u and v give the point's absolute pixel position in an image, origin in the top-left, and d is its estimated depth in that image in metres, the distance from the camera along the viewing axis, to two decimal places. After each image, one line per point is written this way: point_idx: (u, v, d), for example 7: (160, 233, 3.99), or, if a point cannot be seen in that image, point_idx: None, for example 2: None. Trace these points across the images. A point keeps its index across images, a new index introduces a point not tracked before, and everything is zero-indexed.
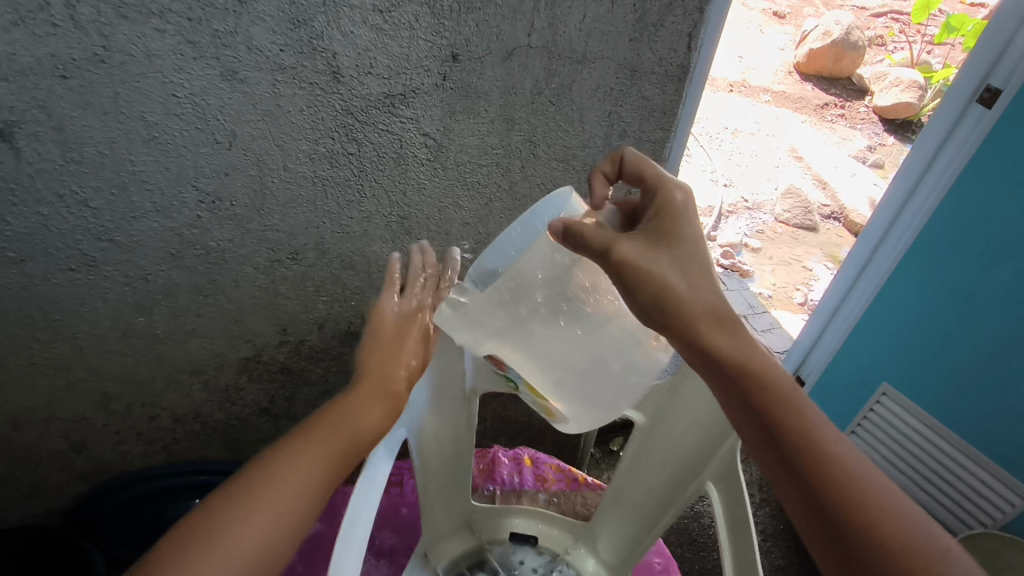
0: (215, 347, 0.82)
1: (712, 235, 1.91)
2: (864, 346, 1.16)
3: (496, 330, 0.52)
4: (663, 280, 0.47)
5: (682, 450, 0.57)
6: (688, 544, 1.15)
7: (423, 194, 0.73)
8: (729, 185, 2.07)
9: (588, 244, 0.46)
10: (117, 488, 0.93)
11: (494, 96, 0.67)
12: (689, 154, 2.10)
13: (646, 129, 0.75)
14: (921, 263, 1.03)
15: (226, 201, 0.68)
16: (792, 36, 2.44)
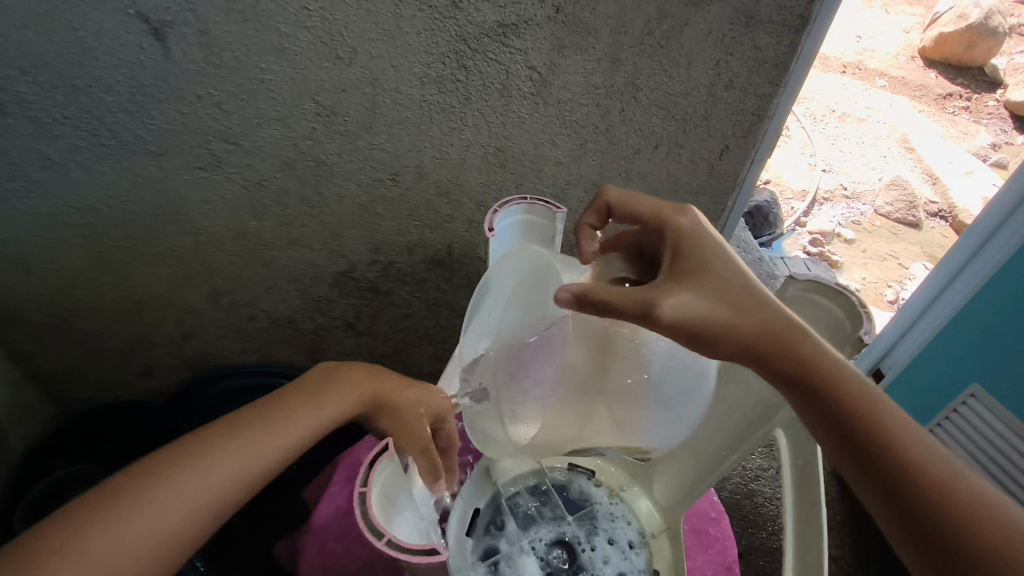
0: (313, 258, 0.88)
1: (802, 221, 1.89)
2: (960, 344, 1.10)
3: (571, 432, 0.55)
4: (711, 315, 0.46)
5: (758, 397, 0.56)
6: (737, 517, 1.15)
7: (522, 128, 0.75)
8: (827, 171, 2.02)
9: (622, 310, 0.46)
10: (217, 378, 1.03)
11: (604, 34, 0.68)
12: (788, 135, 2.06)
13: (754, 81, 0.73)
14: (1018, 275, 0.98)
15: (340, 116, 0.72)
16: (922, 18, 2.14)
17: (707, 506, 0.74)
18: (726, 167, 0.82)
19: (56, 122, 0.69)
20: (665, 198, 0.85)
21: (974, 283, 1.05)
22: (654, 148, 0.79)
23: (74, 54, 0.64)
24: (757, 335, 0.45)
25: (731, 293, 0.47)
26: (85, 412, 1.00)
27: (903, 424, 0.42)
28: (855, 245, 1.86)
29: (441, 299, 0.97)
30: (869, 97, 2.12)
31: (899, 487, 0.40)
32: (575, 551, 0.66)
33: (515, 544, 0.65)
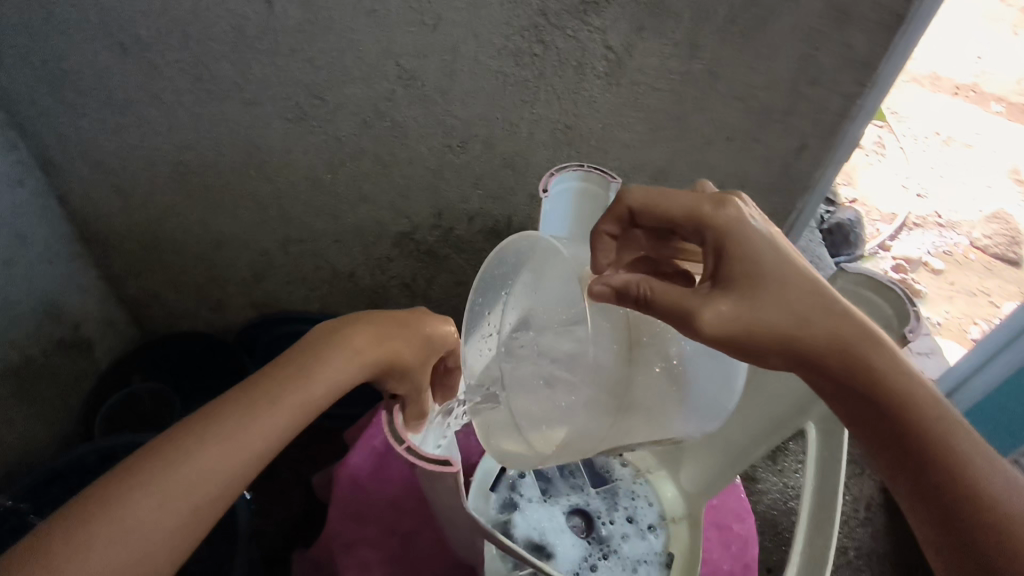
0: (380, 216, 0.93)
1: (886, 245, 1.76)
2: None
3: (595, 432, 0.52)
4: (769, 321, 0.42)
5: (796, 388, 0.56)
6: (770, 532, 1.13)
7: (593, 107, 0.76)
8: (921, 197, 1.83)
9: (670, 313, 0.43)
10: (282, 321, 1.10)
11: (686, 18, 0.67)
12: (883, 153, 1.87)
13: (840, 80, 0.70)
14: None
15: (419, 80, 0.75)
16: None
17: (732, 501, 0.74)
18: (801, 167, 0.80)
19: (167, 64, 0.76)
20: (732, 192, 0.84)
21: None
22: (726, 140, 0.78)
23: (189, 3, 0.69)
24: (823, 348, 0.42)
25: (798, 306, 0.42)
26: (165, 336, 1.10)
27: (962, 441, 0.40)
28: (942, 276, 1.78)
29: None
30: (983, 121, 1.88)
31: (957, 514, 0.39)
32: (592, 521, 0.69)
33: (535, 506, 0.68)
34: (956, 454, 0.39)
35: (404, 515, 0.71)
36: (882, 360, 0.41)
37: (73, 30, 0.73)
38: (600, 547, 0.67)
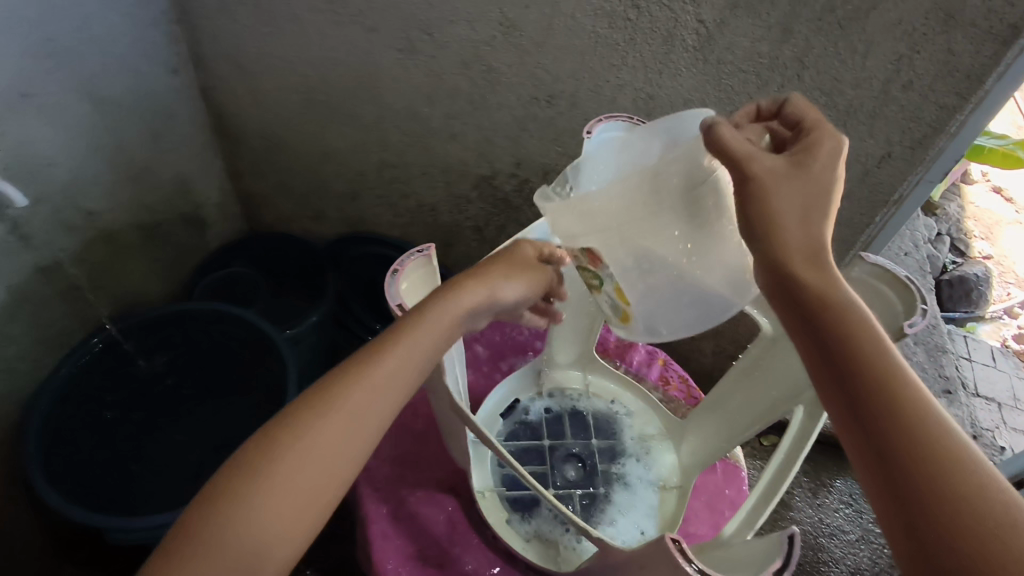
0: (465, 155, 0.99)
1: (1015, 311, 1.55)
2: None
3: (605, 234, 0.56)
4: (801, 193, 0.45)
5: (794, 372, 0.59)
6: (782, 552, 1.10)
7: (677, 82, 0.78)
8: None
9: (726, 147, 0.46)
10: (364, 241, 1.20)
11: (782, 2, 0.67)
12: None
13: (937, 89, 0.67)
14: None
15: (518, 30, 0.80)
16: None
17: (725, 489, 0.74)
18: (881, 176, 0.77)
19: None
20: None
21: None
22: None
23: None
24: (787, 259, 0.45)
25: (809, 152, 0.46)
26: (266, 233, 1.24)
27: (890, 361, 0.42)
28: None
29: None
30: None
31: (878, 433, 0.40)
32: (591, 467, 0.72)
33: (541, 438, 0.73)
34: (890, 373, 0.42)
35: (419, 416, 0.77)
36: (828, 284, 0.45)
37: None
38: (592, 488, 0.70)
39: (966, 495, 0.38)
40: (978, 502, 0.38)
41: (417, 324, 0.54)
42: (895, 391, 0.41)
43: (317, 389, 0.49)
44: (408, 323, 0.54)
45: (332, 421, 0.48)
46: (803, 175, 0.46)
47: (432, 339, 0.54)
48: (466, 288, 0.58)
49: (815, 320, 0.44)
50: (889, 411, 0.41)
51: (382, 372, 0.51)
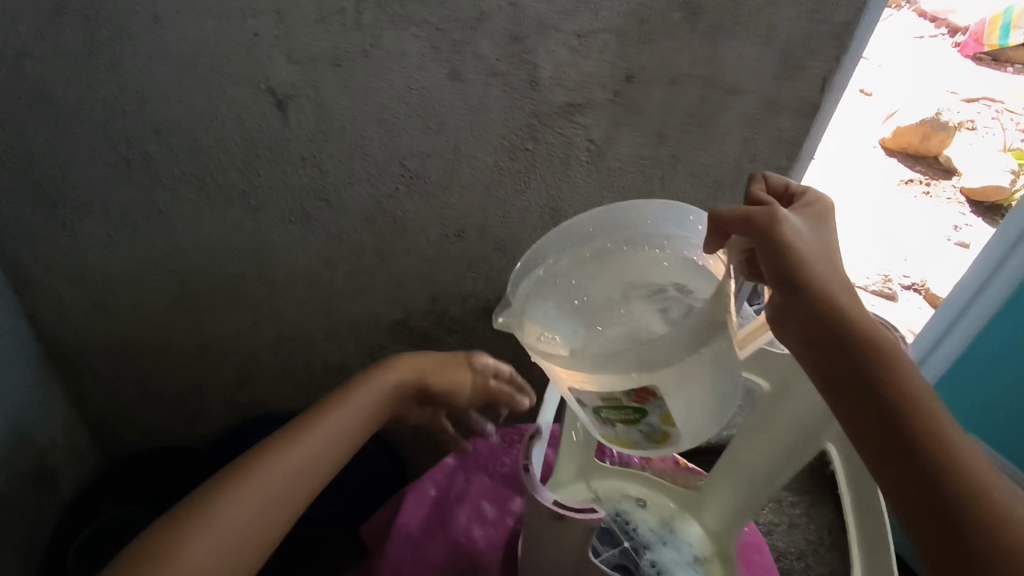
0: (375, 306, 0.96)
1: None
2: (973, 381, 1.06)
3: (575, 260, 0.59)
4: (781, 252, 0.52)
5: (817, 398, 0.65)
6: None
7: (577, 192, 0.87)
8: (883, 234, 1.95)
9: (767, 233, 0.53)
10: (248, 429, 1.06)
11: (653, 115, 0.80)
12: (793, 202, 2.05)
13: (774, 156, 0.85)
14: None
15: (421, 177, 0.82)
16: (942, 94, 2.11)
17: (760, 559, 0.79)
18: None
19: (173, 177, 0.77)
20: None
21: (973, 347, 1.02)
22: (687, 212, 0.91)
23: (202, 110, 0.72)
24: (838, 307, 0.51)
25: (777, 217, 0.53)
26: (122, 465, 1.05)
27: (960, 437, 0.45)
28: None
29: (486, 347, 1.04)
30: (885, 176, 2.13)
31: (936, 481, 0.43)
32: (636, 560, 0.76)
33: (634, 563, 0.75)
34: (957, 444, 0.44)
35: None
36: (940, 425, 0.45)
37: (77, 144, 0.74)
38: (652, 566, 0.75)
39: (955, 459, 0.44)
40: (973, 462, 0.44)
41: (314, 419, 0.57)
42: (937, 433, 0.45)
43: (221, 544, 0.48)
44: (286, 438, 0.54)
45: (306, 444, 0.55)
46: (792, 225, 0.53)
47: (337, 432, 0.57)
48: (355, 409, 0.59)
49: (880, 367, 0.48)
50: (950, 455, 0.44)
51: (327, 456, 0.55)
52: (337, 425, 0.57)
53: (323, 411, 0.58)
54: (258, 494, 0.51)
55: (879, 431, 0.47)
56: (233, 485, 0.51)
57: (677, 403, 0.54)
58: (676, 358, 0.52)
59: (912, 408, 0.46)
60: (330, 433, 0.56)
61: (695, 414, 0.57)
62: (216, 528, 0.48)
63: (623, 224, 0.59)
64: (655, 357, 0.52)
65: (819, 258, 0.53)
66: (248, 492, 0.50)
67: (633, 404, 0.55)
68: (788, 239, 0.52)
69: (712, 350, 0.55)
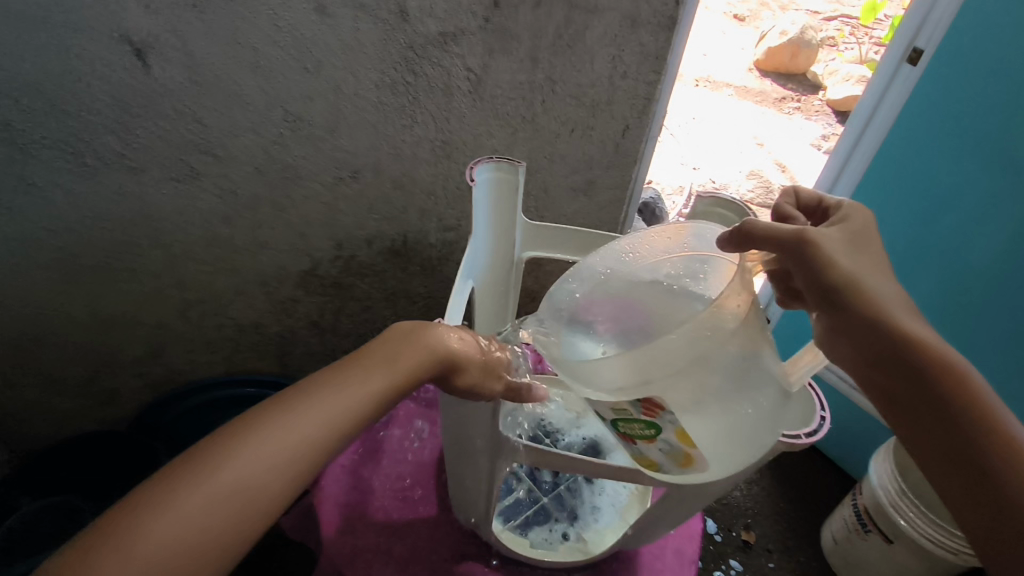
0: (281, 259, 0.97)
1: (722, 187, 1.97)
2: None
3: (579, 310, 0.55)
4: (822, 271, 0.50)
5: None
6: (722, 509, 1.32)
7: (463, 122, 0.90)
8: (760, 146, 2.13)
9: (775, 242, 0.51)
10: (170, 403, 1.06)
11: (524, 39, 0.83)
12: (678, 125, 2.19)
13: (642, 72, 0.90)
14: (893, 173, 1.16)
15: (306, 121, 0.82)
16: (801, 12, 2.26)
17: None
18: (626, 144, 0.99)
19: (38, 145, 0.74)
20: (583, 174, 1.02)
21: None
22: (571, 132, 0.96)
23: (58, 69, 0.69)
24: (883, 318, 0.49)
25: (805, 236, 0.51)
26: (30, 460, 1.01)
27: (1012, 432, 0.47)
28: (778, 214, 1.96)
29: (398, 286, 1.07)
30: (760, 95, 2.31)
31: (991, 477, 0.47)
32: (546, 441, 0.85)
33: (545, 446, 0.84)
34: (1007, 440, 0.47)
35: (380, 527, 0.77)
36: (980, 412, 0.48)
37: None
38: (556, 440, 0.85)
39: (1007, 453, 0.47)
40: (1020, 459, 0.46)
41: (321, 392, 0.46)
42: (991, 432, 0.47)
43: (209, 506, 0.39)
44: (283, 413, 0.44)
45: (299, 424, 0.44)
46: (838, 244, 0.52)
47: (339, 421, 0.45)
48: (369, 376, 0.48)
49: (915, 365, 0.49)
50: (993, 457, 0.47)
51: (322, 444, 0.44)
52: (349, 402, 0.46)
53: (324, 385, 0.47)
54: (234, 481, 0.40)
55: (937, 442, 0.49)
56: (231, 448, 0.41)
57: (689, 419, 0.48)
58: (707, 376, 0.47)
59: (950, 405, 0.48)
60: (329, 413, 0.45)
61: (723, 438, 0.49)
62: (178, 526, 0.38)
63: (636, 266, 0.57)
64: (662, 361, 0.46)
65: (856, 255, 0.52)
66: (223, 482, 0.40)
67: (642, 416, 0.49)
68: (824, 263, 0.50)
69: (739, 372, 0.48)
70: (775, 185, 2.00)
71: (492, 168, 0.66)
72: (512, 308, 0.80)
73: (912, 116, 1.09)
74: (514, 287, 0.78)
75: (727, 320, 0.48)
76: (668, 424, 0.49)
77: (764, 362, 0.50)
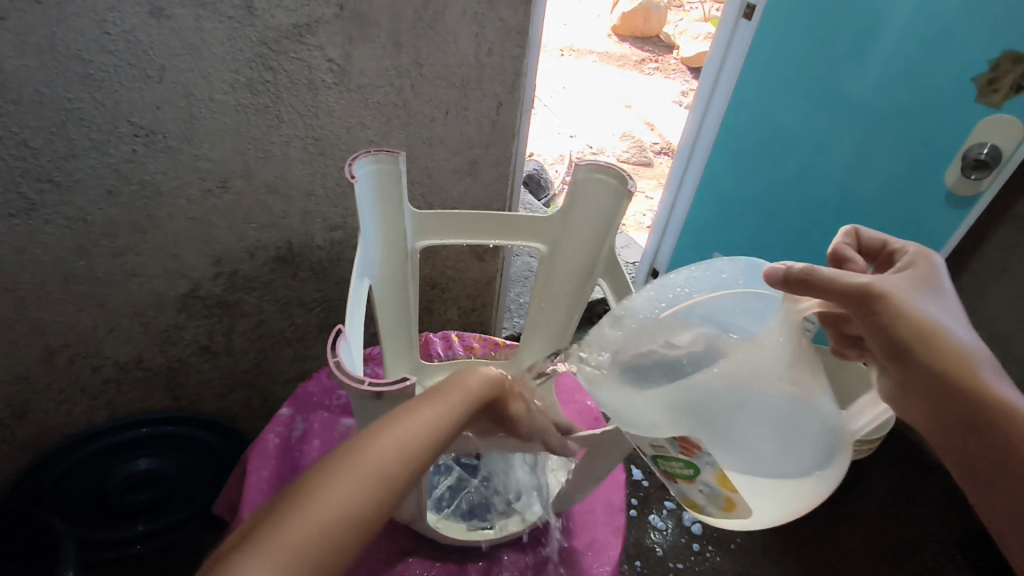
0: (154, 286, 0.89)
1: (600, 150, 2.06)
2: (715, 187, 1.39)
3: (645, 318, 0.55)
4: (890, 324, 0.48)
5: (586, 243, 0.74)
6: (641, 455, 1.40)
7: (332, 115, 0.86)
8: (629, 108, 2.24)
9: (839, 294, 0.47)
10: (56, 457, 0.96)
11: (383, 23, 0.81)
12: (551, 95, 2.25)
13: (507, 47, 0.91)
14: (744, 122, 1.28)
15: (158, 133, 0.76)
16: None
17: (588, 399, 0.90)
18: (502, 120, 1.00)
19: None
20: (465, 155, 1.02)
21: (684, 214, 1.49)
22: (445, 114, 0.95)
23: None
24: (953, 377, 0.48)
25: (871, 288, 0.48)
26: None
27: None
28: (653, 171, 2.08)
29: (291, 295, 1.03)
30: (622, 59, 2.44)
31: None
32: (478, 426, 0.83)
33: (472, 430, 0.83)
34: None
35: None
36: None
37: None
38: None
39: None
40: None
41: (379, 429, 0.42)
42: None
43: (304, 545, 0.35)
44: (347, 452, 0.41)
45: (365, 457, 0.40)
46: (901, 293, 0.49)
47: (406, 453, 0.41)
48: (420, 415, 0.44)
49: (990, 436, 0.48)
50: None
51: (394, 471, 0.40)
52: (408, 435, 0.42)
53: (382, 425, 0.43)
54: (313, 514, 0.36)
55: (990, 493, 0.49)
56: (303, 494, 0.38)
57: (729, 462, 0.47)
58: (757, 429, 0.46)
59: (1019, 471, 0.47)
60: (390, 443, 0.41)
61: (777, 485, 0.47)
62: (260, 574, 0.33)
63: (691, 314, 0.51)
64: (699, 399, 0.46)
65: (926, 307, 0.50)
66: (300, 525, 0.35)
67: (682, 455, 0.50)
68: (892, 321, 0.48)
69: (793, 414, 0.47)
70: (648, 144, 2.11)
71: (380, 158, 0.65)
72: (414, 302, 0.78)
73: (752, 67, 1.22)
74: (412, 280, 0.76)
75: (765, 360, 0.47)
76: (707, 465, 0.49)
77: (817, 405, 0.48)
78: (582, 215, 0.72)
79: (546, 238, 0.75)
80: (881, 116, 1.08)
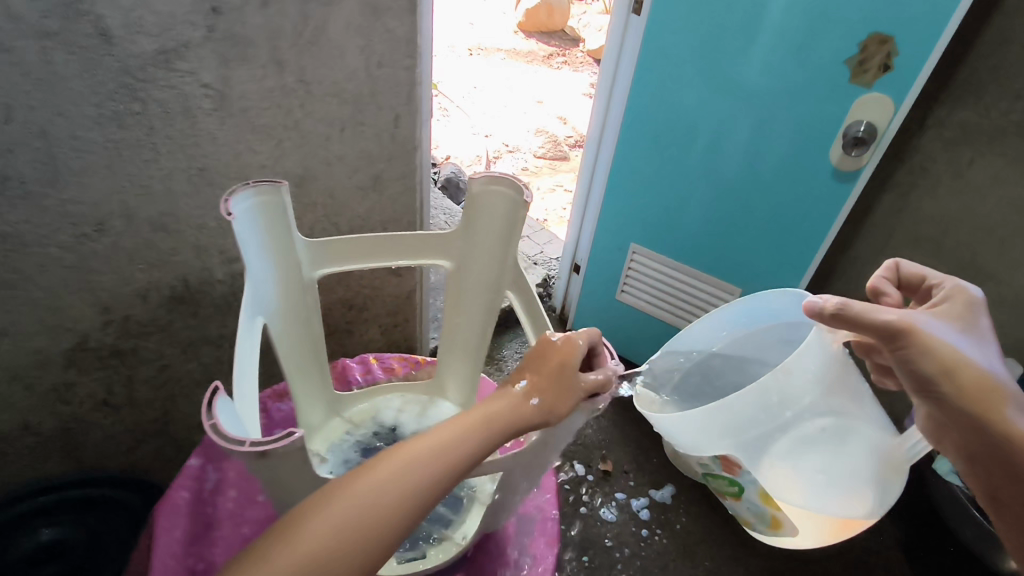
0: (33, 343, 0.82)
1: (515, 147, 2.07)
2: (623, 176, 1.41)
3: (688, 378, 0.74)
4: (918, 358, 0.52)
5: (491, 255, 0.73)
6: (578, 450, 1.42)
7: (216, 143, 0.81)
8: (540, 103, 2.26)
9: (870, 331, 0.52)
10: None
11: (261, 42, 0.77)
12: (461, 95, 2.24)
13: (398, 58, 0.89)
14: (646, 112, 1.29)
15: (14, 178, 0.69)
16: None
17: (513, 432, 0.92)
18: (402, 132, 0.98)
19: None
20: (367, 171, 0.99)
21: (596, 204, 1.50)
22: (341, 131, 0.92)
23: None
24: (978, 408, 0.52)
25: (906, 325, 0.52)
26: None
27: None
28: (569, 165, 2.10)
29: (196, 334, 0.97)
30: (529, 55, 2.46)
31: None
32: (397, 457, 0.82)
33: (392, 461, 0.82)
34: None
35: None
36: None
37: None
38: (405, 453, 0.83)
39: None
40: None
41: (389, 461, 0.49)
42: None
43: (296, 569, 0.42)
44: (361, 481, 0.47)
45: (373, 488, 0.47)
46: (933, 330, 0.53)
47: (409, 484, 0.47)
48: (427, 447, 0.50)
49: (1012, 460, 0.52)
50: None
51: (396, 502, 0.46)
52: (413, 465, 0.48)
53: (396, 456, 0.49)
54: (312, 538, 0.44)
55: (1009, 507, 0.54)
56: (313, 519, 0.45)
57: (769, 480, 0.59)
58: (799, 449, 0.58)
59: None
60: (392, 477, 0.47)
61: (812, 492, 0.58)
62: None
63: (734, 342, 0.71)
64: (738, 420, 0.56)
65: (957, 342, 0.53)
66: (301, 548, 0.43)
67: (728, 474, 0.65)
68: (918, 355, 0.52)
69: (834, 433, 0.58)
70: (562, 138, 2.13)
71: (260, 190, 0.61)
72: (319, 328, 0.75)
73: (647, 58, 1.23)
74: (315, 308, 0.73)
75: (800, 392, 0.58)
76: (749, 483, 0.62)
77: (853, 424, 0.59)
78: (484, 228, 0.71)
79: (450, 254, 0.74)
80: (772, 101, 1.13)
